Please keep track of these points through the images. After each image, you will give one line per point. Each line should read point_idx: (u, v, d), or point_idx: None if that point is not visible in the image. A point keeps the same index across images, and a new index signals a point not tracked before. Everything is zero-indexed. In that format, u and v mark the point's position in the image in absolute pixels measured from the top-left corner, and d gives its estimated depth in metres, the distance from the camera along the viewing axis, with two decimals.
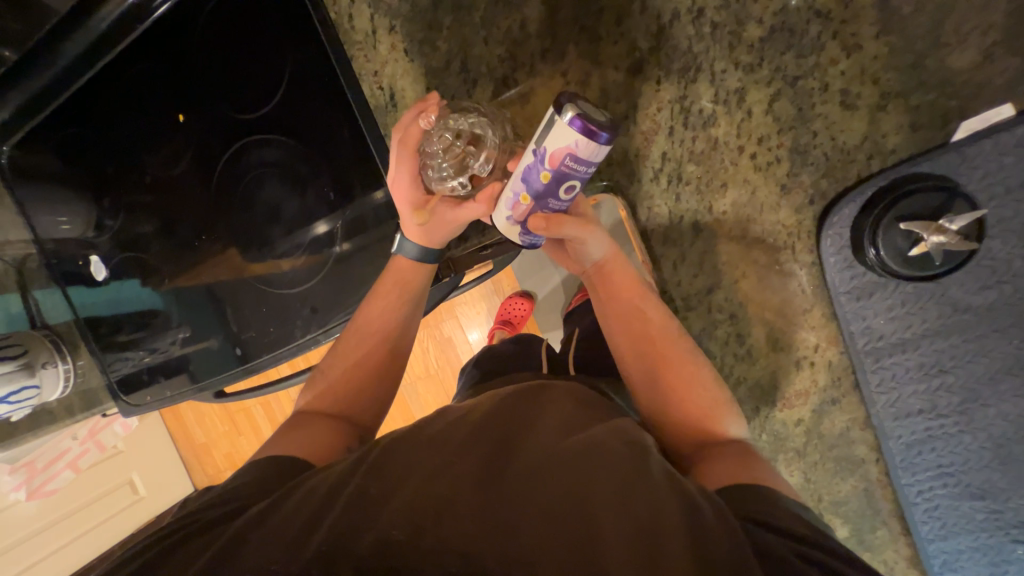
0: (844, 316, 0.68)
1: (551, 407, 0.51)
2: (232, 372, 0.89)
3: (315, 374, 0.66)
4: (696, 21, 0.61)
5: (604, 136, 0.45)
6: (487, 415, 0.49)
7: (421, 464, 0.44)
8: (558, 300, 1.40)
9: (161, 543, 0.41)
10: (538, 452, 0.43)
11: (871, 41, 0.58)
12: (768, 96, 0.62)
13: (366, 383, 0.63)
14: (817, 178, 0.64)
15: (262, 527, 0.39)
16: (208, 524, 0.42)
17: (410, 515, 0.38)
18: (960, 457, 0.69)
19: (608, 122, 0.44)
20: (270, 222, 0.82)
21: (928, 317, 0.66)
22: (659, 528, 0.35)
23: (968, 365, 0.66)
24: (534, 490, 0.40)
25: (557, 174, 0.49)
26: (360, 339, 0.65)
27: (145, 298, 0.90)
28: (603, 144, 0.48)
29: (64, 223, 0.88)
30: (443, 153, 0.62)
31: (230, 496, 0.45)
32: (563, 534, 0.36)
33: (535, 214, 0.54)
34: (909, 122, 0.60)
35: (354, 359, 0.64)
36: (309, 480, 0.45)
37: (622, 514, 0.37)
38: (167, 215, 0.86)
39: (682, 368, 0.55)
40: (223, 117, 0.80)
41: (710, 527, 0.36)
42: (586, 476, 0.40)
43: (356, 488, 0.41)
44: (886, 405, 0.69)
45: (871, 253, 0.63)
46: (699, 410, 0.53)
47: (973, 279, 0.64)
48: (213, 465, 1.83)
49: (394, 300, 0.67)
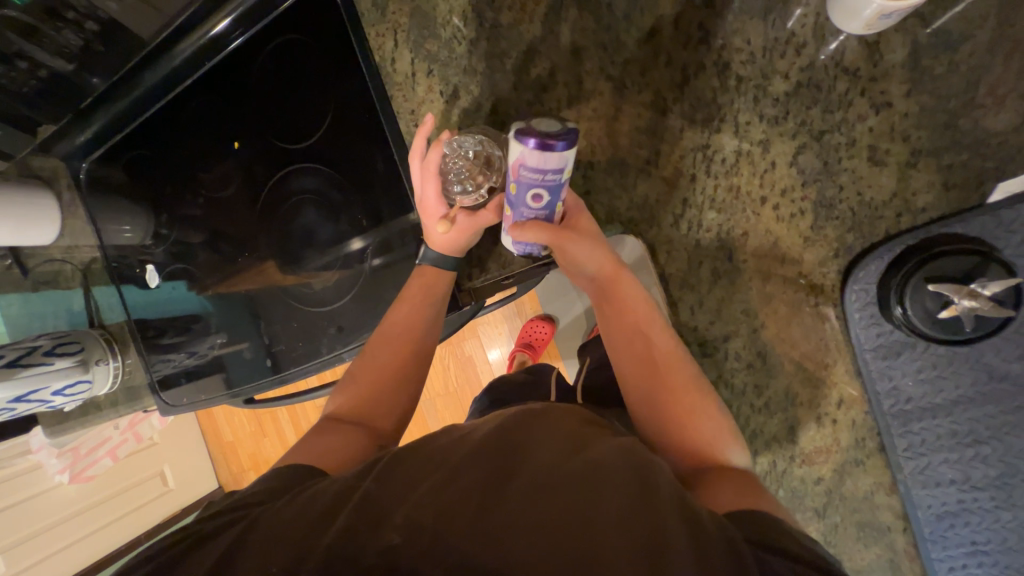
0: (869, 374, 0.65)
1: (562, 421, 0.52)
2: (258, 381, 0.94)
3: (344, 379, 0.69)
4: (721, 74, 0.63)
5: (545, 147, 0.47)
6: (495, 426, 0.51)
7: (429, 471, 0.46)
8: (580, 326, 1.37)
9: (177, 544, 0.44)
10: (541, 462, 0.44)
11: (901, 99, 0.58)
12: (793, 148, 0.62)
13: (394, 388, 0.66)
14: (843, 233, 0.63)
15: (271, 532, 0.42)
16: (215, 529, 0.45)
17: (413, 519, 0.41)
18: (997, 534, 0.64)
19: (546, 133, 0.46)
20: (306, 243, 0.88)
21: (961, 382, 0.63)
22: (664, 546, 0.36)
23: (1005, 437, 0.62)
24: (534, 500, 0.41)
25: (518, 184, 0.52)
26: (386, 342, 0.69)
27: (188, 304, 0.98)
28: (556, 154, 0.48)
29: (127, 231, 0.96)
30: (464, 172, 0.70)
31: (245, 499, 0.48)
32: (564, 543, 0.37)
33: (514, 222, 0.58)
34: (941, 181, 0.59)
35: (379, 362, 0.68)
36: (316, 486, 0.48)
37: (626, 532, 0.37)
38: (214, 229, 0.93)
39: (686, 391, 0.54)
40: (270, 146, 0.87)
41: (713, 548, 0.36)
42: (592, 490, 0.41)
43: (362, 497, 0.43)
44: (914, 471, 0.66)
45: (897, 311, 0.62)
46: (696, 425, 0.53)
47: (1011, 345, 0.60)
48: (237, 463, 1.94)
49: (419, 302, 0.71)
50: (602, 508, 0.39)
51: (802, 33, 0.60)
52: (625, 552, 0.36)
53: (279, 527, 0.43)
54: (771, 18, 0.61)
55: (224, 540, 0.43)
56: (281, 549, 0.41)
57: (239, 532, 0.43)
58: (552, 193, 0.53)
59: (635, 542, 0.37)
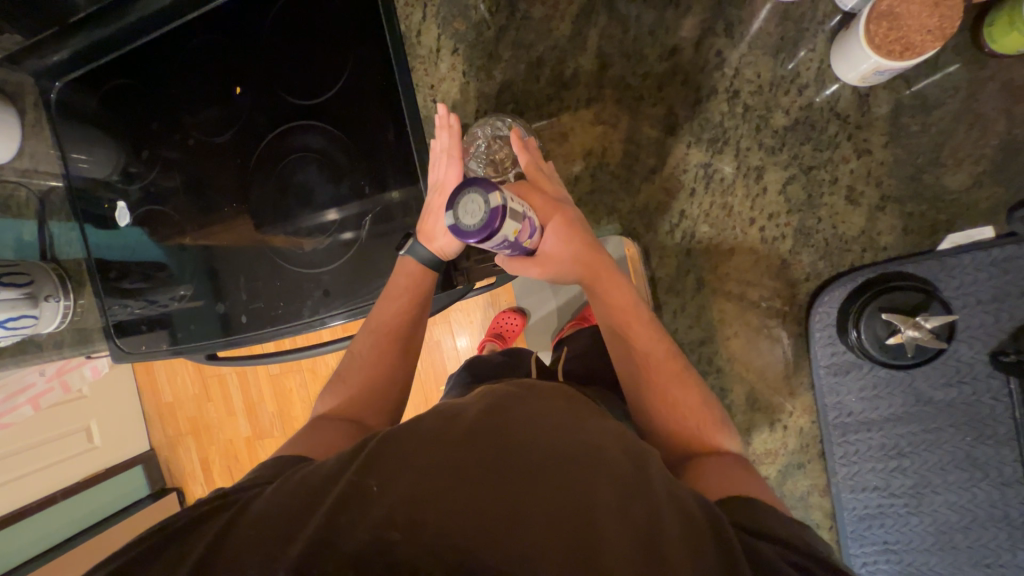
0: (821, 388, 0.73)
1: (553, 405, 0.55)
2: (215, 340, 0.92)
3: (335, 379, 0.72)
4: (731, 100, 0.68)
5: (472, 237, 0.51)
6: (484, 407, 0.52)
7: (419, 457, 0.46)
8: (550, 323, 1.47)
9: (166, 530, 0.46)
10: (534, 449, 0.46)
11: (880, 148, 0.66)
12: (784, 177, 0.68)
13: (384, 382, 0.70)
14: (815, 260, 0.70)
15: (262, 518, 0.45)
16: (202, 517, 0.47)
17: (407, 507, 0.41)
18: (904, 536, 0.73)
19: (467, 231, 0.49)
20: (302, 202, 0.86)
21: (893, 402, 0.72)
22: (662, 535, 0.40)
23: (923, 453, 0.71)
24: (530, 480, 0.43)
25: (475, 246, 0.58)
26: (374, 339, 0.71)
27: (151, 251, 0.93)
28: (496, 235, 0.53)
29: (84, 162, 0.91)
30: (487, 149, 0.76)
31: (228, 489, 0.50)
32: (564, 534, 0.39)
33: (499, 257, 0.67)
34: (901, 225, 0.67)
35: (369, 360, 0.71)
36: (300, 474, 0.50)
37: (620, 516, 0.41)
38: (198, 175, 0.90)
39: (679, 392, 0.59)
40: (273, 98, 0.84)
41: (703, 541, 0.40)
42: (587, 475, 0.44)
43: (349, 486, 0.45)
44: (845, 476, 0.74)
45: (853, 334, 0.69)
46: (692, 423, 0.58)
47: (938, 373, 0.69)
48: (174, 426, 1.90)
49: (403, 301, 0.72)
50: (598, 492, 0.42)
51: (805, 75, 0.66)
52: (623, 532, 0.40)
53: (260, 520, 0.44)
54: (780, 57, 0.67)
55: (210, 531, 0.45)
56: (269, 538, 0.42)
57: (225, 522, 0.45)
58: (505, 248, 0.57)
59: (631, 524, 0.40)
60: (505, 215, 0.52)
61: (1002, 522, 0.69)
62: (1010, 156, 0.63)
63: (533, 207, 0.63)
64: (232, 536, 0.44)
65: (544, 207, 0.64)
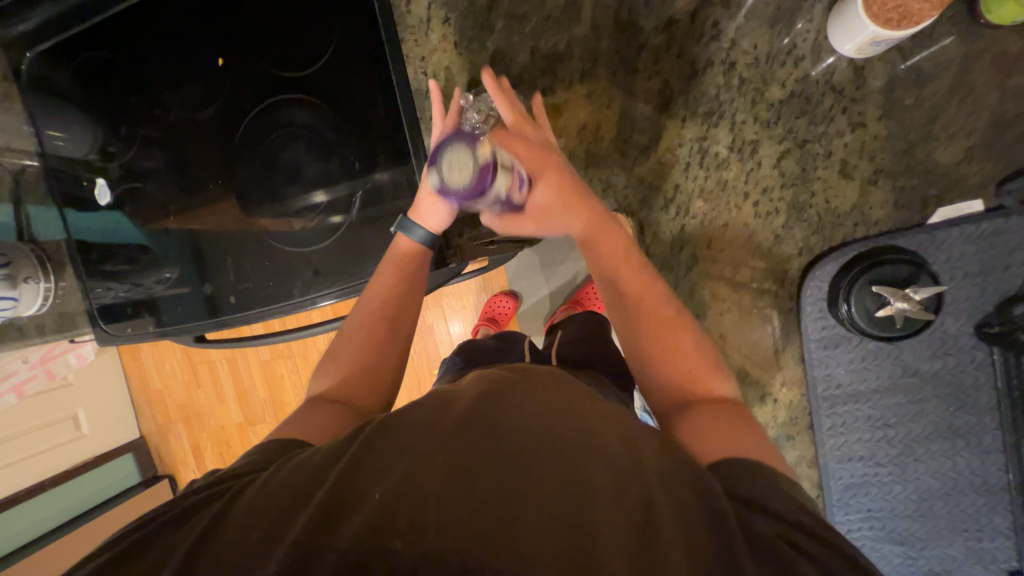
0: (810, 361, 0.74)
1: (547, 391, 0.55)
2: (203, 322, 0.90)
3: (325, 360, 0.69)
4: (726, 73, 0.68)
5: (458, 192, 0.53)
6: (476, 396, 0.52)
7: (411, 448, 0.46)
8: (542, 309, 1.50)
9: (157, 521, 0.45)
10: (526, 434, 0.46)
11: (873, 122, 0.65)
12: (778, 151, 0.68)
13: (381, 364, 0.67)
14: (808, 235, 0.70)
15: (253, 507, 0.44)
16: (190, 508, 0.46)
17: (399, 498, 0.42)
18: (887, 504, 0.75)
19: (456, 185, 0.52)
20: (290, 180, 0.84)
21: (882, 373, 0.72)
22: (652, 517, 0.40)
23: (909, 423, 0.71)
24: (522, 471, 0.43)
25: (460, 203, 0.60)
26: (366, 318, 0.69)
27: (134, 232, 0.91)
28: (485, 197, 0.57)
29: (60, 138, 0.88)
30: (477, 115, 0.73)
31: (216, 479, 0.49)
32: (555, 521, 0.40)
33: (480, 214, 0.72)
34: (892, 200, 0.67)
35: (362, 338, 0.68)
36: (293, 462, 0.49)
37: (613, 504, 0.41)
38: (180, 153, 0.87)
39: (676, 340, 0.59)
40: (258, 71, 0.81)
41: (695, 523, 0.40)
42: (578, 460, 0.44)
43: (339, 478, 0.44)
44: (833, 446, 0.75)
45: (843, 307, 0.68)
46: (693, 374, 0.58)
47: (926, 345, 0.69)
48: (164, 413, 1.91)
49: (392, 277, 0.71)
50: (590, 480, 0.42)
51: (801, 47, 0.65)
52: (617, 521, 0.40)
53: (251, 511, 0.44)
54: (776, 29, 0.65)
55: (199, 522, 0.44)
56: (259, 533, 0.42)
57: (215, 511, 0.45)
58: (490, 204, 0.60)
59: (625, 512, 0.41)
60: (495, 174, 0.56)
61: (983, 489, 0.69)
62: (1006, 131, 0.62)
63: (520, 157, 0.63)
64: (223, 528, 0.43)
65: (535, 156, 0.65)
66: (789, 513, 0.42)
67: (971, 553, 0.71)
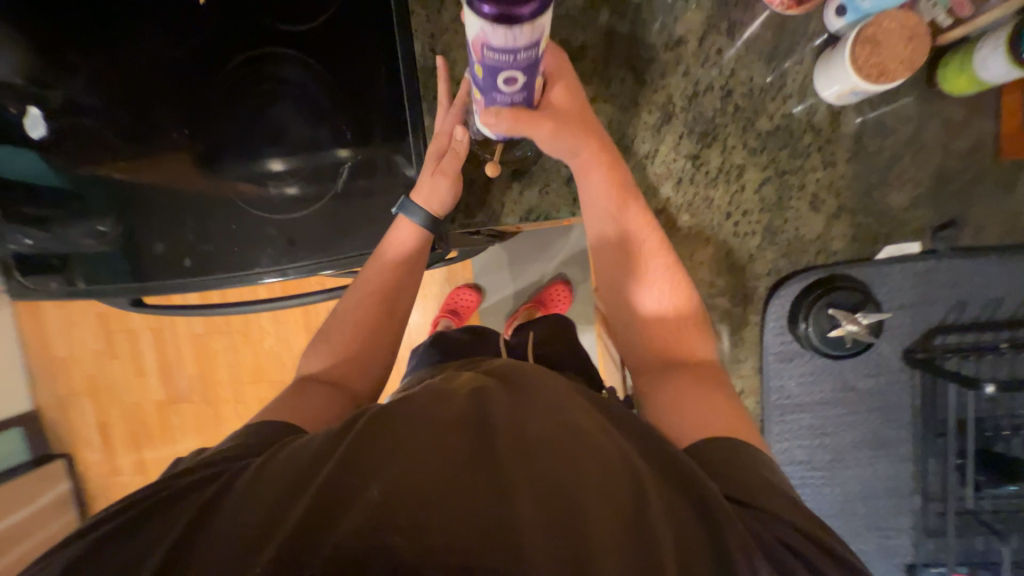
0: (767, 372, 0.79)
1: (543, 385, 0.56)
2: (154, 285, 0.82)
3: (322, 342, 0.74)
4: (723, 99, 0.72)
5: (511, 18, 0.40)
6: (472, 393, 0.53)
7: (408, 444, 0.46)
8: (504, 307, 1.55)
9: (152, 500, 0.47)
10: (525, 434, 0.47)
11: (842, 163, 0.73)
12: (761, 178, 0.74)
13: (372, 345, 0.73)
14: (777, 257, 0.77)
15: (249, 489, 0.46)
16: (187, 488, 0.48)
17: (397, 493, 0.41)
18: (818, 503, 0.82)
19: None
20: (272, 140, 0.79)
21: (825, 387, 0.78)
22: (644, 522, 0.41)
23: (843, 433, 0.79)
24: (519, 466, 0.44)
25: (485, 62, 0.47)
26: (360, 304, 0.73)
27: (73, 175, 0.80)
28: (525, 30, 0.42)
29: None
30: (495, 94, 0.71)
31: (212, 462, 0.51)
32: (552, 521, 0.41)
33: (486, 109, 0.56)
34: (851, 234, 0.75)
35: (356, 321, 0.73)
36: (287, 450, 0.51)
37: (606, 501, 0.42)
38: (142, 92, 0.78)
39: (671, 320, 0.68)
40: (249, 17, 0.75)
41: (682, 530, 0.42)
42: (575, 461, 0.45)
43: (333, 471, 0.44)
44: (778, 451, 0.81)
45: (802, 326, 0.75)
46: (684, 342, 0.67)
47: (865, 365, 0.76)
48: (69, 384, 1.77)
49: (390, 266, 0.74)
50: (584, 478, 0.43)
51: (790, 86, 0.71)
52: (609, 518, 0.41)
53: (248, 492, 0.46)
54: (771, 63, 0.71)
55: (196, 501, 0.46)
56: (255, 525, 0.42)
57: (212, 492, 0.47)
58: (522, 72, 0.49)
59: (617, 510, 0.42)
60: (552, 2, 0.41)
61: (892, 491, 0.79)
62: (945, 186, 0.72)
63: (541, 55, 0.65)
64: (220, 511, 0.45)
65: (555, 62, 0.66)
66: (773, 502, 0.46)
67: (877, 548, 0.81)
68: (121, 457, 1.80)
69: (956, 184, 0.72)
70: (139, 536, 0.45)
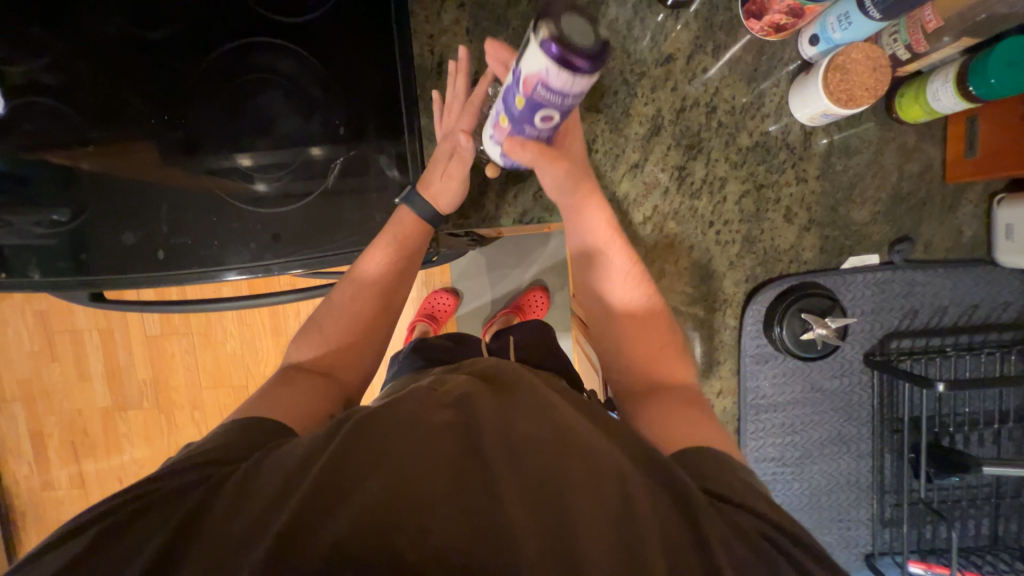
0: (745, 372, 0.84)
1: (530, 384, 0.55)
2: (120, 278, 0.77)
3: (310, 327, 0.72)
4: (708, 114, 0.77)
5: (575, 68, 0.45)
6: (460, 394, 0.51)
7: (398, 443, 0.45)
8: (482, 311, 1.55)
9: (132, 505, 0.45)
10: (516, 434, 0.46)
11: (812, 179, 0.79)
12: (741, 190, 0.79)
13: (362, 336, 0.72)
14: (755, 266, 0.82)
15: (240, 492, 0.44)
16: (171, 493, 0.46)
17: (389, 493, 0.41)
18: (788, 498, 0.87)
19: (584, 54, 0.44)
20: (259, 131, 0.76)
21: (796, 388, 0.84)
22: (631, 521, 0.42)
23: (810, 430, 0.85)
24: (508, 469, 0.44)
25: (531, 100, 0.51)
26: (355, 290, 0.73)
27: (32, 158, 0.74)
28: (581, 79, 0.47)
29: None
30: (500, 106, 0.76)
31: (195, 460, 0.49)
32: (540, 521, 0.41)
33: (510, 137, 0.59)
34: (820, 245, 0.81)
35: (351, 308, 0.72)
36: (278, 450, 0.49)
37: (592, 501, 0.42)
38: (116, 73, 0.73)
39: (647, 326, 0.70)
40: (240, 4, 0.73)
41: (672, 525, 0.43)
42: (565, 461, 0.45)
43: (324, 470, 0.43)
44: (753, 448, 0.86)
45: (776, 330, 0.80)
46: (661, 354, 0.69)
47: (830, 367, 0.83)
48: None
49: (390, 251, 0.74)
50: (575, 479, 0.43)
51: (767, 106, 0.77)
52: (596, 520, 0.41)
53: (239, 494, 0.44)
54: (752, 84, 0.76)
55: (184, 505, 0.44)
56: (241, 530, 0.41)
57: (200, 495, 0.45)
58: (559, 116, 0.54)
59: (605, 510, 0.42)
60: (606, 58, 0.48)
61: (853, 485, 0.85)
62: (901, 203, 0.80)
63: None
64: (208, 514, 0.43)
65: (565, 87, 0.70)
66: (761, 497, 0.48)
67: (840, 539, 0.87)
68: (56, 470, 1.65)
69: (909, 202, 0.79)
70: (121, 543, 0.43)
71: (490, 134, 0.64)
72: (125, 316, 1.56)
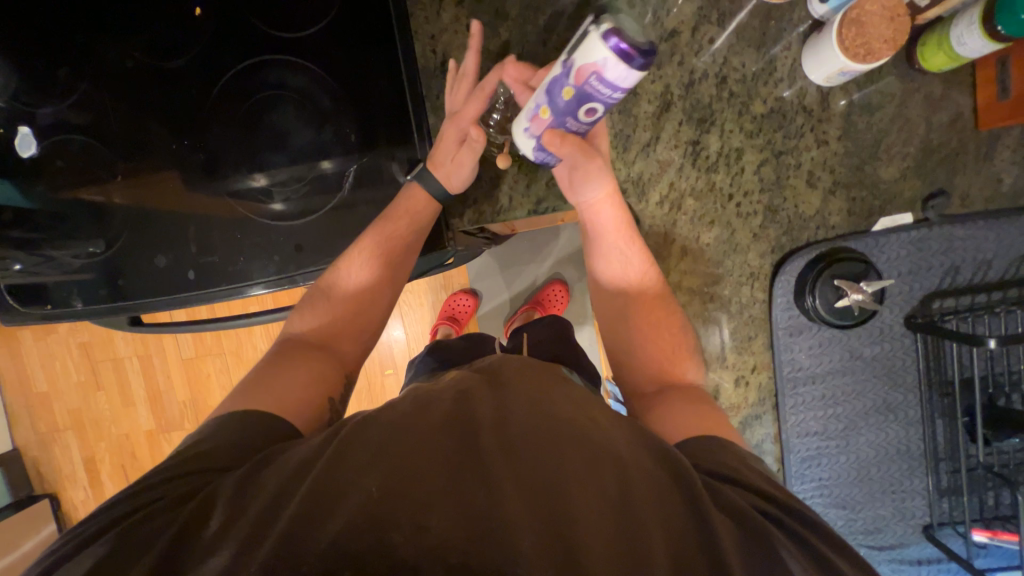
0: (778, 347, 0.82)
1: (540, 379, 0.55)
2: (159, 301, 0.81)
3: (313, 296, 0.75)
4: (719, 85, 0.75)
5: (634, 62, 0.47)
6: (461, 389, 0.52)
7: (411, 438, 0.46)
8: (503, 310, 1.55)
9: (142, 510, 0.46)
10: (523, 425, 0.46)
11: (835, 141, 0.76)
12: (759, 159, 0.77)
13: (359, 321, 0.75)
14: (780, 235, 0.79)
15: (239, 491, 0.45)
16: (182, 497, 0.47)
17: (389, 483, 0.42)
18: (834, 472, 0.84)
19: (644, 48, 0.46)
20: (273, 146, 0.78)
21: (834, 357, 0.81)
22: (634, 506, 0.41)
23: (850, 402, 0.82)
24: (507, 466, 0.43)
25: (581, 91, 0.52)
26: (359, 271, 0.74)
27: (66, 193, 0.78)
28: (638, 72, 0.48)
29: None
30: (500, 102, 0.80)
31: (202, 466, 0.50)
32: (541, 511, 0.40)
33: (551, 129, 0.59)
34: (847, 208, 0.78)
35: (354, 288, 0.74)
36: (285, 453, 0.49)
37: (596, 490, 0.42)
38: (137, 104, 0.76)
39: (666, 314, 0.71)
40: (247, 24, 0.75)
41: (676, 517, 0.41)
42: (580, 448, 0.44)
43: (320, 472, 0.44)
44: (794, 423, 0.83)
45: (809, 300, 0.77)
46: (669, 338, 0.70)
47: (867, 333, 0.80)
48: (52, 419, 1.70)
49: (402, 233, 0.76)
50: (584, 467, 0.43)
51: (779, 71, 0.75)
52: (601, 513, 0.41)
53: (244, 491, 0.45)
54: (762, 49, 0.75)
55: (184, 509, 0.45)
56: (245, 528, 0.42)
57: (203, 497, 0.46)
58: (604, 111, 0.55)
59: (609, 504, 0.41)
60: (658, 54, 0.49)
61: (904, 455, 0.82)
62: (931, 157, 0.76)
63: None
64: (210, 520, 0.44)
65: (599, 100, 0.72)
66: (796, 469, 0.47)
67: (894, 511, 0.83)
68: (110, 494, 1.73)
69: (939, 155, 0.76)
70: (134, 543, 0.44)
71: (520, 126, 0.63)
72: (161, 341, 1.62)
